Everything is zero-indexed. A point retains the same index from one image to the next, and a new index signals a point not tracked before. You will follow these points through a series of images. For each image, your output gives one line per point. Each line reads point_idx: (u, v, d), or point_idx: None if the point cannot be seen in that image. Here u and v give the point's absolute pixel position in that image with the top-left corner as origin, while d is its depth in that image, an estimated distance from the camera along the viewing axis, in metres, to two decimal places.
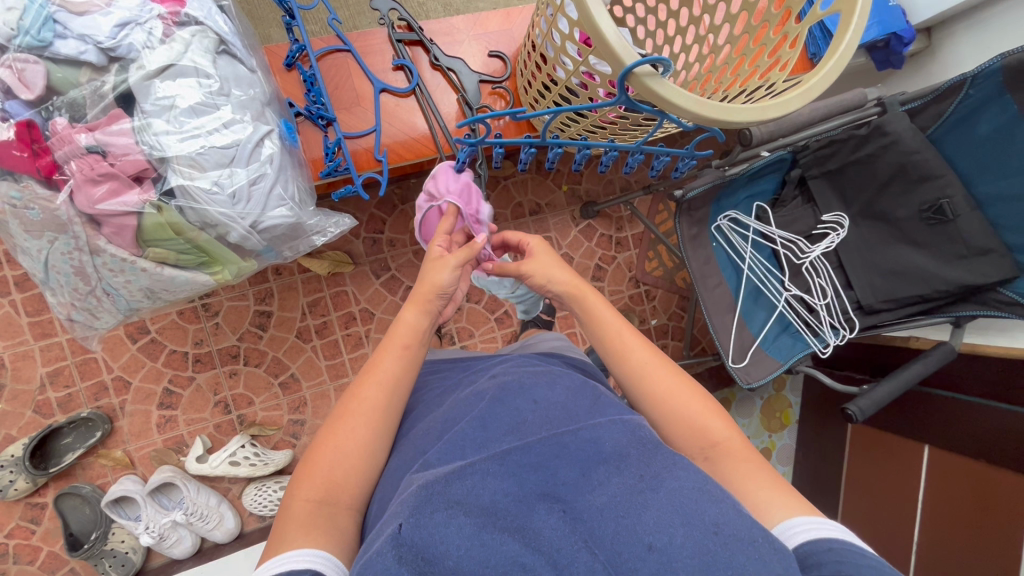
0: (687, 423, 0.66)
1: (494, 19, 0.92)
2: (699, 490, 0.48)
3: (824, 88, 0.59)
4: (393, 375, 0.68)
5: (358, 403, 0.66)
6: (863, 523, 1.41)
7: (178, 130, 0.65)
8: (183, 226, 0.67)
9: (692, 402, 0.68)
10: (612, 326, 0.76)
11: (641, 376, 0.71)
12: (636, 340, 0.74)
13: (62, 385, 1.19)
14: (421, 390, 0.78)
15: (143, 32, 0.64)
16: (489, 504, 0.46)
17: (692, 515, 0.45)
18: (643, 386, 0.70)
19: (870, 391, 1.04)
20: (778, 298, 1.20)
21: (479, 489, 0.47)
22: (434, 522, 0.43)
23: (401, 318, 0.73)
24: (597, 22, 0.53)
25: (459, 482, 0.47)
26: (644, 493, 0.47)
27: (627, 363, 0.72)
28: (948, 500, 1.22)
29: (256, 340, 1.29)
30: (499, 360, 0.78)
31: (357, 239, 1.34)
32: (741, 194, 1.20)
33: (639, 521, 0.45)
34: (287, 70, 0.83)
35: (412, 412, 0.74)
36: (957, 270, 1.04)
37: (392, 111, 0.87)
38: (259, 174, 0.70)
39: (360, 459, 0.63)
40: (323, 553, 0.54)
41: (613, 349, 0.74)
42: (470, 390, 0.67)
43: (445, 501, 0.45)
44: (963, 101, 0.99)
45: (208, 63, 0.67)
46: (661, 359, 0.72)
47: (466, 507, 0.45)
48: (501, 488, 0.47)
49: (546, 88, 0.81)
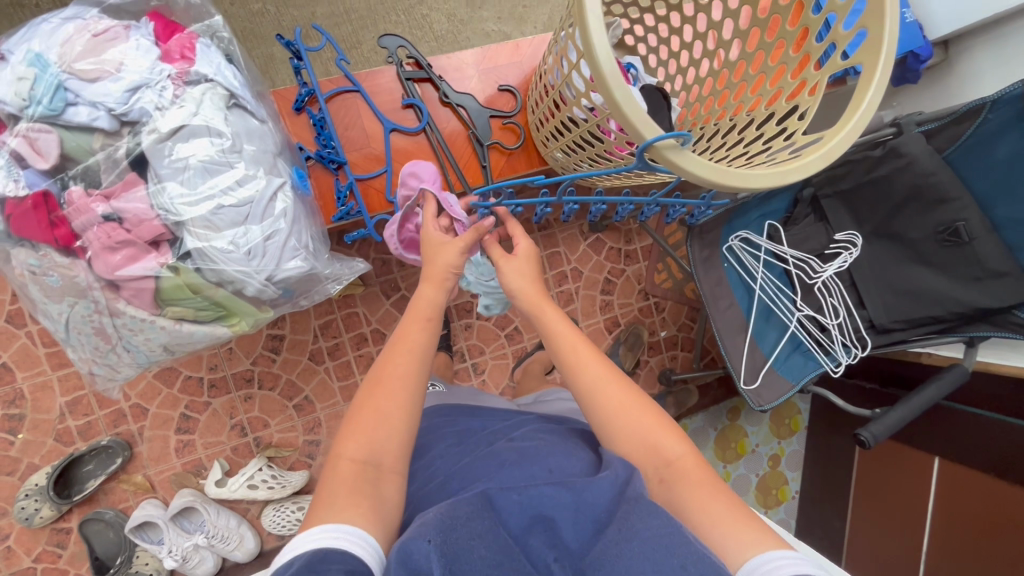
0: (643, 442, 0.64)
1: (502, 53, 0.90)
2: (672, 535, 0.49)
3: (847, 146, 0.58)
4: (421, 345, 0.67)
5: (392, 371, 0.64)
6: (872, 534, 1.42)
7: (191, 192, 0.65)
8: (200, 285, 0.67)
9: (645, 417, 0.66)
10: (563, 342, 0.73)
11: (591, 395, 0.69)
12: (589, 355, 0.72)
13: (81, 414, 1.21)
14: (436, 442, 0.76)
15: (154, 93, 0.63)
16: (506, 545, 0.48)
17: (661, 562, 0.47)
18: (593, 404, 0.68)
19: (883, 416, 1.04)
20: (790, 318, 1.19)
21: (495, 532, 0.49)
22: (462, 546, 0.46)
23: (422, 294, 0.72)
24: (597, 53, 0.52)
25: (478, 521, 0.49)
26: (619, 544, 0.49)
27: (578, 381, 0.70)
28: (958, 512, 1.23)
29: (270, 363, 1.30)
30: (518, 425, 0.79)
31: (367, 260, 1.33)
32: (752, 214, 1.20)
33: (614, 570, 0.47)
34: (297, 114, 0.82)
35: (417, 469, 0.72)
36: (976, 293, 1.03)
37: (401, 150, 0.86)
38: (274, 230, 0.70)
39: (406, 413, 0.61)
40: (366, 537, 0.51)
41: (566, 365, 0.72)
42: (485, 448, 0.70)
43: (467, 533, 0.47)
44: (982, 125, 0.98)
45: (219, 120, 0.66)
46: (615, 374, 0.70)
47: (485, 542, 0.47)
48: (507, 539, 0.49)
49: (559, 130, 0.80)
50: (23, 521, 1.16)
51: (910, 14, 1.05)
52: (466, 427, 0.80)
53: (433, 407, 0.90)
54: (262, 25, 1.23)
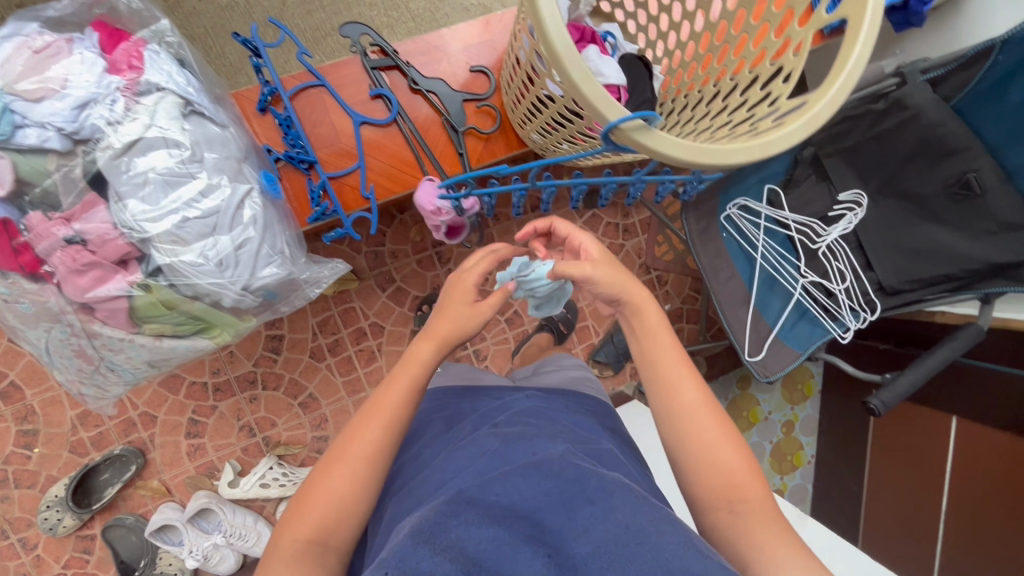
0: (722, 476, 0.61)
1: (473, 31, 0.86)
2: (686, 543, 0.48)
3: (835, 107, 0.54)
4: (403, 400, 0.63)
5: (360, 445, 0.59)
6: (891, 492, 1.40)
7: (155, 207, 0.63)
8: (175, 300, 0.66)
9: (733, 456, 0.62)
10: (662, 352, 0.68)
11: (687, 419, 0.64)
12: (690, 377, 0.66)
13: (93, 425, 1.23)
14: (426, 434, 0.76)
15: (105, 107, 0.61)
16: (474, 553, 0.46)
17: (675, 571, 0.46)
18: (677, 427, 0.64)
19: (893, 381, 1.01)
20: (794, 286, 1.15)
21: (464, 539, 0.47)
22: (421, 568, 0.44)
23: (416, 348, 0.67)
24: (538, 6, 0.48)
25: (446, 531, 0.48)
26: (630, 546, 0.48)
27: (671, 401, 0.65)
28: (977, 467, 1.20)
29: (271, 364, 1.31)
30: (505, 407, 0.77)
31: (359, 254, 1.32)
32: (750, 180, 1.14)
33: (622, 574, 0.46)
34: (262, 115, 0.79)
35: (408, 468, 0.71)
36: (988, 247, 0.99)
37: (373, 143, 0.83)
38: (244, 238, 0.69)
39: (380, 455, 0.60)
40: None
41: (658, 382, 0.67)
42: (462, 436, 0.70)
43: (432, 548, 0.45)
44: (991, 68, 0.91)
45: (177, 130, 0.64)
46: (712, 405, 0.65)
47: (451, 554, 0.45)
48: (493, 536, 0.48)
49: (534, 108, 0.76)
50: (47, 531, 1.20)
51: None
52: (456, 411, 0.80)
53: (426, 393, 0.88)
54: (229, 19, 1.19)
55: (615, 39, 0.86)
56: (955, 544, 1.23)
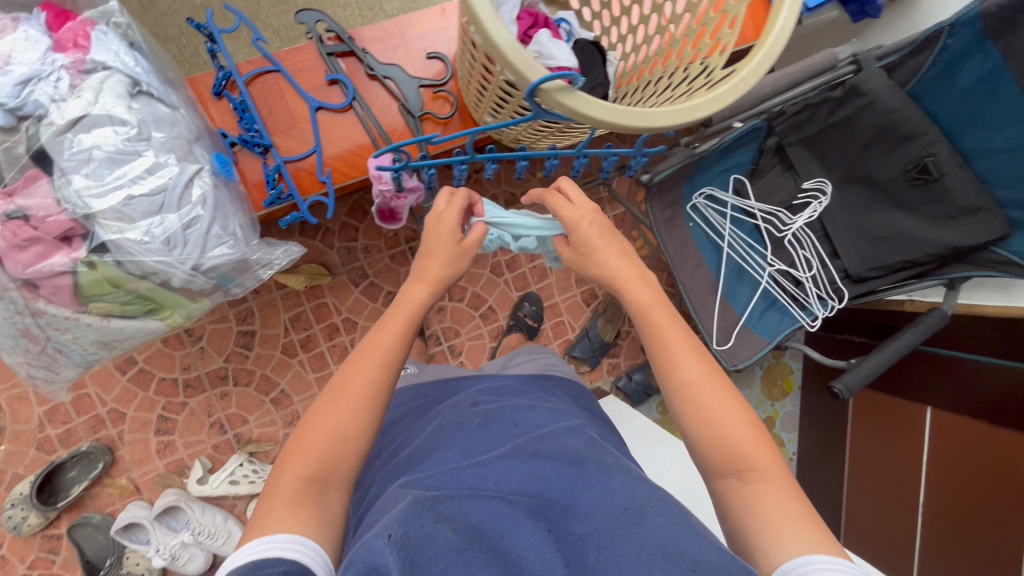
0: (729, 448, 0.60)
1: (428, 18, 0.87)
2: (681, 525, 0.48)
3: (762, 72, 0.55)
4: (390, 342, 0.66)
5: (359, 381, 0.62)
6: (871, 484, 1.36)
7: (99, 184, 0.63)
8: (121, 278, 0.66)
9: (741, 427, 0.61)
10: (665, 331, 0.67)
11: (690, 396, 0.63)
12: (690, 352, 0.65)
13: (60, 422, 1.22)
14: (413, 421, 0.78)
15: (49, 85, 0.62)
16: (476, 524, 0.47)
17: (671, 549, 0.46)
18: (682, 409, 0.63)
19: (857, 365, 1.01)
20: (761, 275, 1.16)
21: (465, 511, 0.48)
22: (424, 531, 0.44)
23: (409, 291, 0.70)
24: None
25: (447, 503, 0.48)
26: (627, 526, 0.48)
27: (677, 376, 0.64)
28: (953, 453, 1.16)
29: (243, 360, 1.30)
30: (482, 391, 0.78)
31: (331, 249, 1.33)
32: (715, 169, 1.14)
33: (619, 552, 0.46)
34: (217, 100, 0.80)
35: (400, 446, 0.72)
36: (949, 232, 0.99)
37: (330, 128, 0.84)
38: (193, 217, 0.69)
39: (374, 396, 0.63)
40: (307, 542, 0.53)
41: (660, 359, 0.66)
42: (454, 416, 0.72)
43: (435, 514, 0.45)
44: (942, 51, 0.91)
45: (123, 108, 0.65)
46: (716, 377, 0.64)
47: (454, 523, 0.46)
48: (494, 511, 0.48)
49: (483, 88, 0.76)
50: (12, 529, 1.18)
51: None
52: (433, 398, 0.83)
53: (407, 389, 0.87)
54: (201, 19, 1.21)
55: (571, 25, 0.86)
56: (933, 533, 1.18)
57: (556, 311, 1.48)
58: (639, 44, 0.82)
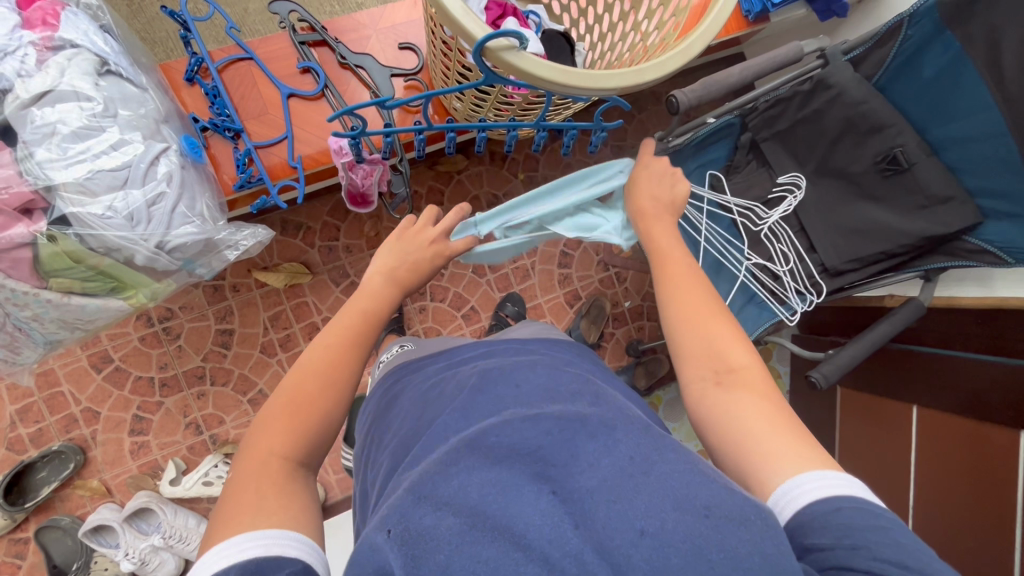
0: (709, 351, 0.64)
1: (400, 11, 0.89)
2: (690, 473, 0.43)
3: (708, 41, 0.59)
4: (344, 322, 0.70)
5: (321, 357, 0.65)
6: (862, 467, 1.29)
7: (62, 157, 0.64)
8: (82, 253, 0.66)
9: (729, 339, 0.64)
10: (669, 262, 0.76)
11: (682, 300, 0.70)
12: (686, 271, 0.74)
13: (32, 421, 1.21)
14: (411, 386, 0.73)
15: (14, 61, 0.64)
16: (478, 500, 0.41)
17: (682, 499, 0.40)
18: (670, 308, 0.70)
19: (835, 355, 1.00)
20: (739, 269, 1.15)
21: (466, 487, 0.42)
22: (422, 524, 0.40)
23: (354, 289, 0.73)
24: None
25: (446, 483, 0.43)
26: (634, 477, 0.42)
27: (674, 288, 0.72)
28: (942, 428, 1.08)
29: (221, 359, 1.29)
30: (481, 353, 0.73)
31: (312, 248, 1.33)
32: (690, 164, 1.16)
33: (631, 505, 0.40)
34: (190, 86, 0.82)
35: (395, 416, 0.68)
36: (919, 221, 1.00)
37: (301, 115, 0.85)
38: (157, 194, 0.69)
39: (340, 369, 0.65)
40: (297, 536, 0.50)
41: (662, 275, 0.75)
42: (453, 379, 0.67)
43: (432, 502, 0.41)
44: (904, 43, 0.94)
45: (88, 85, 0.66)
46: (710, 295, 0.70)
47: (454, 506, 0.41)
48: (493, 478, 0.42)
49: (447, 71, 0.76)
50: None
51: None
52: (426, 365, 0.79)
53: (399, 363, 0.84)
54: None
55: (541, 16, 0.87)
56: (927, 515, 1.09)
57: (540, 312, 1.47)
58: (604, 32, 0.84)
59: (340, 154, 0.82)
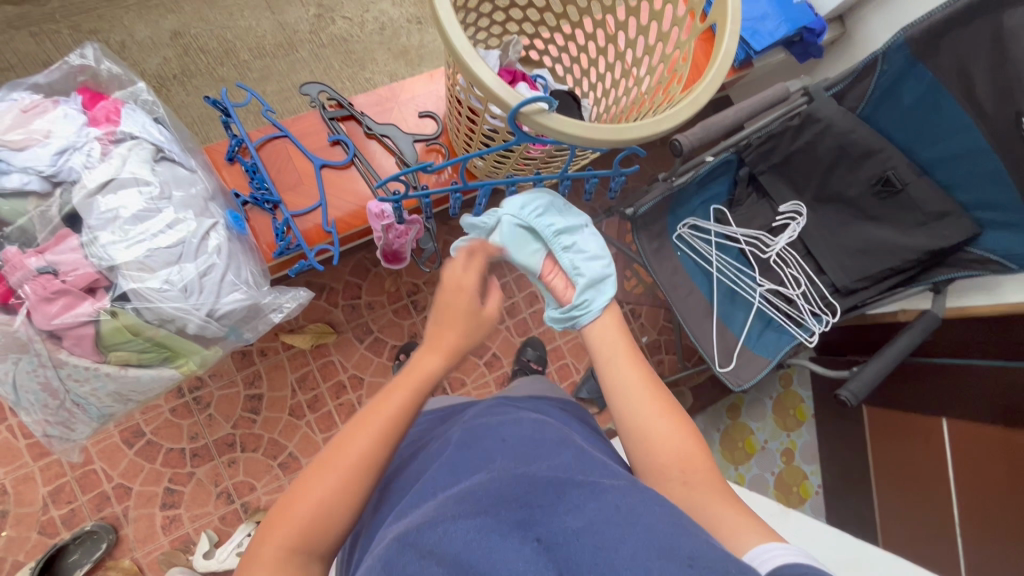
0: (674, 451, 0.60)
1: (419, 83, 0.98)
2: (673, 525, 0.43)
3: (713, 90, 0.66)
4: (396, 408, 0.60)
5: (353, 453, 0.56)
6: (895, 486, 1.26)
7: (124, 238, 0.70)
8: (140, 325, 0.70)
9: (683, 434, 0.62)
10: (621, 350, 0.71)
11: (629, 395, 0.66)
12: (631, 358, 0.70)
13: (64, 502, 1.20)
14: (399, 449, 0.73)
15: (82, 154, 0.71)
16: (463, 549, 0.40)
17: (666, 547, 0.40)
18: (623, 399, 0.66)
19: (860, 371, 1.02)
20: (753, 295, 1.19)
21: (450, 536, 0.42)
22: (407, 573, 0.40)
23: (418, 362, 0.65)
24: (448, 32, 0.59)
25: (432, 530, 0.43)
26: (619, 527, 0.42)
27: (618, 378, 0.68)
28: (976, 437, 1.08)
29: (251, 425, 1.29)
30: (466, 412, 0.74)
31: (336, 308, 1.37)
32: (694, 201, 1.21)
33: (616, 553, 0.40)
34: (230, 165, 0.89)
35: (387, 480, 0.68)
36: (922, 237, 1.05)
37: (333, 183, 0.91)
38: (209, 266, 0.74)
39: (374, 467, 0.56)
40: None
41: (606, 362, 0.71)
42: (443, 436, 0.67)
43: (418, 551, 0.41)
44: (881, 77, 1.02)
45: (147, 171, 0.73)
46: (653, 380, 0.67)
47: (439, 554, 0.40)
48: (476, 527, 0.42)
49: (470, 134, 0.83)
50: None
51: None
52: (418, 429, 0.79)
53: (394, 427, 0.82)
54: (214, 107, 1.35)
55: (547, 79, 0.96)
56: (973, 526, 1.07)
57: (560, 354, 1.49)
58: (607, 87, 0.91)
59: (380, 216, 0.86)
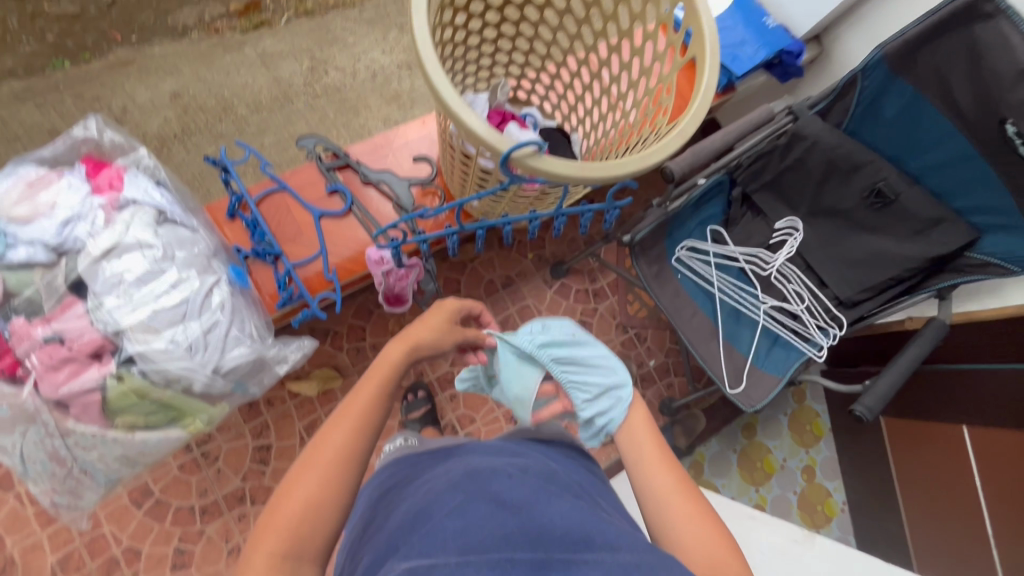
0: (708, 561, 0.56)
1: (412, 129, 1.00)
2: None
3: (699, 121, 0.67)
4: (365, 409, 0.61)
5: (330, 451, 0.57)
6: (922, 502, 1.22)
7: (128, 301, 0.71)
8: (146, 388, 0.70)
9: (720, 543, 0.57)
10: (649, 448, 0.67)
11: (660, 501, 0.61)
12: (662, 459, 0.65)
13: (73, 569, 1.18)
14: (395, 475, 0.71)
15: (87, 223, 0.73)
16: None
17: None
18: (656, 506, 0.61)
19: (873, 385, 1.00)
20: (758, 313, 1.19)
21: None
22: None
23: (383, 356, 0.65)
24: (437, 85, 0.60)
25: None
26: None
27: (648, 482, 0.63)
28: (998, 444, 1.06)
29: (260, 477, 1.28)
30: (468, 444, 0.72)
31: (341, 351, 1.37)
32: (691, 223, 1.22)
33: None
34: (231, 221, 0.90)
35: (381, 504, 0.66)
36: (920, 245, 1.05)
37: (333, 231, 0.92)
38: (213, 322, 0.75)
39: (353, 463, 0.57)
40: None
41: (634, 463, 0.66)
42: (443, 467, 0.65)
43: None
44: (862, 93, 1.04)
45: (150, 234, 0.74)
46: (688, 484, 0.63)
47: None
48: None
49: (465, 176, 0.84)
50: None
51: (772, 21, 1.18)
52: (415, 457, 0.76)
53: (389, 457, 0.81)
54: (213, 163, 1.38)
55: (537, 117, 0.98)
56: (1009, 541, 1.03)
57: None
58: (596, 122, 0.93)
59: (380, 263, 0.87)
